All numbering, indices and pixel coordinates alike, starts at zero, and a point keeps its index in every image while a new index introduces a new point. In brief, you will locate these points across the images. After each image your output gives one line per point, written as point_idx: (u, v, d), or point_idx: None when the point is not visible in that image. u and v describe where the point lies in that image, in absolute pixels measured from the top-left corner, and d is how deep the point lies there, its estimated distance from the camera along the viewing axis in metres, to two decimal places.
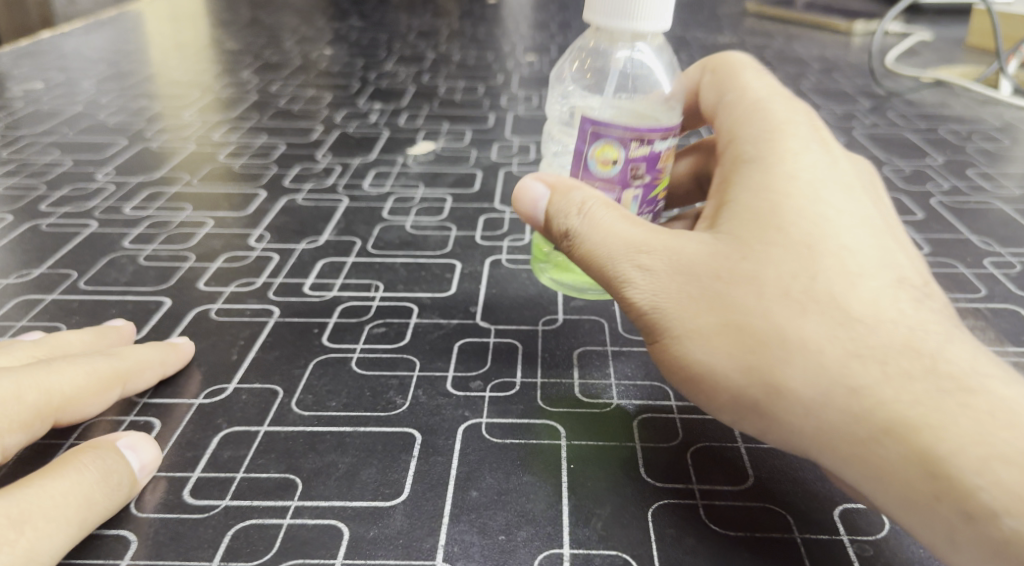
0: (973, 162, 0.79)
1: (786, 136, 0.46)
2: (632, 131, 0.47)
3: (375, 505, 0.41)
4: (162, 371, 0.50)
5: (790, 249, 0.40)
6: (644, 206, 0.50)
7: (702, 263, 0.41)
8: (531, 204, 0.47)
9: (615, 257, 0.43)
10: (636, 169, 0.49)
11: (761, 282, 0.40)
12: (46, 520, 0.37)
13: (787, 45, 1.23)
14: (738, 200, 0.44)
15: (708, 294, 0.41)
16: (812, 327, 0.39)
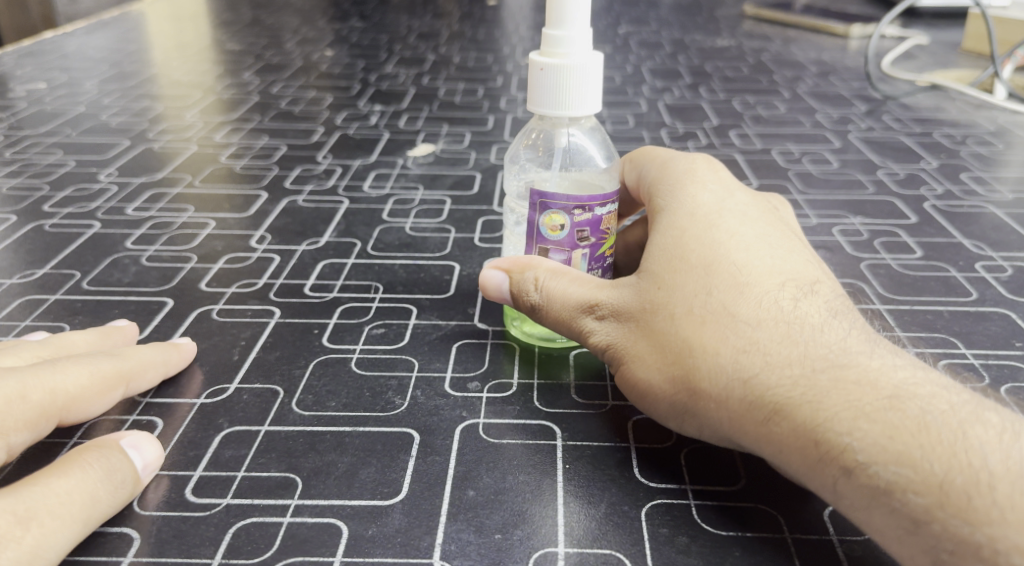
0: (968, 166, 0.80)
1: (692, 188, 0.52)
2: (577, 199, 0.49)
3: (374, 504, 0.42)
4: (164, 371, 0.50)
5: (692, 270, 0.45)
6: (596, 260, 0.51)
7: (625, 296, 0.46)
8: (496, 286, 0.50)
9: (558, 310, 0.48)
10: (583, 232, 0.50)
11: (666, 299, 0.44)
12: (51, 517, 0.38)
13: (785, 48, 1.24)
14: (653, 238, 0.48)
15: (635, 325, 0.45)
16: (718, 334, 0.42)
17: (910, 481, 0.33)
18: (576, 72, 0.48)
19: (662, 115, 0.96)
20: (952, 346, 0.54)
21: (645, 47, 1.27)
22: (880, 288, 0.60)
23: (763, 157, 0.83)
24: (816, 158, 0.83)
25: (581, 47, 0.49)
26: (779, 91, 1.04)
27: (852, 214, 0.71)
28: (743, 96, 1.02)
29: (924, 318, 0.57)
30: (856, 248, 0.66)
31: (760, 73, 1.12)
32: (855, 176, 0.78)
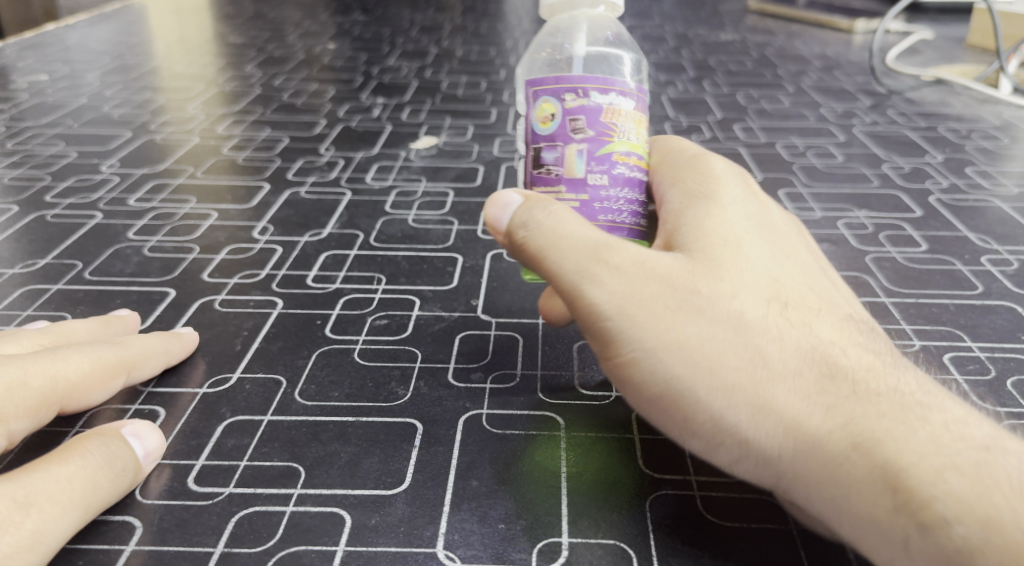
0: (973, 161, 0.79)
1: (732, 183, 0.46)
2: (570, 79, 0.45)
3: (377, 493, 0.42)
4: (166, 360, 0.50)
5: (755, 277, 0.41)
6: (595, 160, 0.45)
7: (677, 274, 0.40)
8: (501, 203, 0.43)
9: (580, 256, 0.40)
10: (578, 120, 0.45)
11: (727, 297, 0.40)
12: (52, 503, 0.38)
13: (789, 42, 1.23)
14: (706, 226, 0.43)
15: (682, 307, 0.39)
16: (775, 350, 0.38)
17: (998, 546, 0.31)
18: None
19: (666, 109, 0.96)
20: (957, 338, 0.53)
21: (649, 41, 1.27)
22: (885, 281, 0.60)
23: (768, 151, 0.83)
24: (821, 152, 0.82)
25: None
26: (783, 85, 1.03)
27: (857, 208, 0.71)
28: (747, 90, 1.02)
29: (929, 311, 0.56)
30: (861, 241, 0.65)
31: (764, 67, 1.11)
32: (860, 170, 0.78)
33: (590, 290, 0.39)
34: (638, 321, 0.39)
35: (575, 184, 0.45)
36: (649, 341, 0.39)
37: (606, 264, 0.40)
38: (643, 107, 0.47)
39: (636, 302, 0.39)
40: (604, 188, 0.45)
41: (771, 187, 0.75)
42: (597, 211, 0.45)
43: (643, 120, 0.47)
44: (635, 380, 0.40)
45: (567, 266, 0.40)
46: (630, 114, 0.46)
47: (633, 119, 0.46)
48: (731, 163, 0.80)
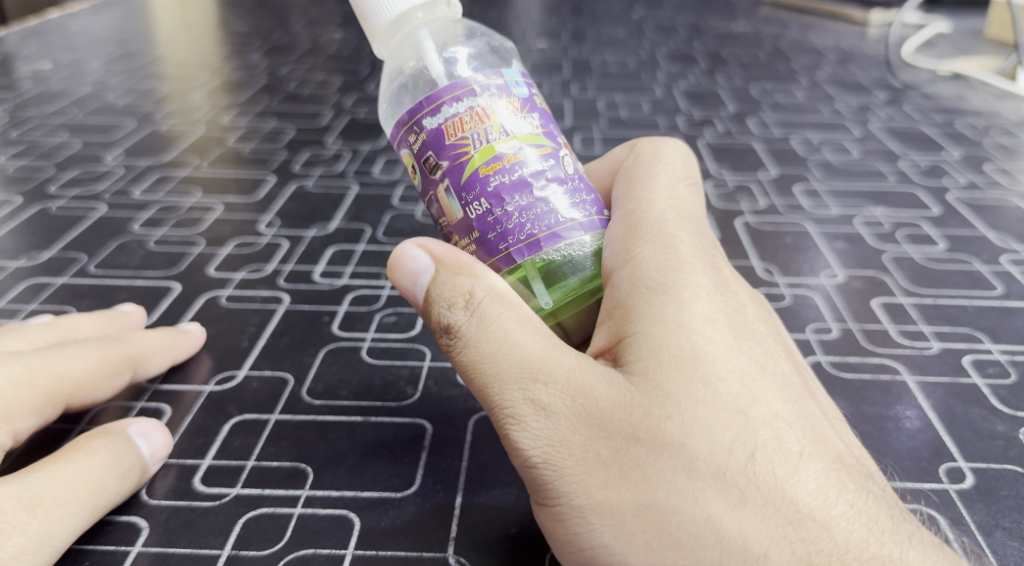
0: (991, 157, 0.78)
1: (703, 272, 0.38)
2: (408, 114, 0.38)
3: (386, 495, 0.41)
4: (173, 358, 0.49)
5: (717, 410, 0.33)
6: (464, 191, 0.38)
7: (612, 413, 0.33)
8: (406, 280, 0.39)
9: (505, 381, 0.35)
10: (428, 160, 0.38)
11: (677, 447, 0.33)
12: (58, 504, 0.37)
13: (802, 35, 1.21)
14: (661, 341, 0.35)
15: (626, 464, 0.33)
16: (733, 512, 0.32)
17: None
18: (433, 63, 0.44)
19: (677, 101, 0.94)
20: (977, 340, 0.52)
21: (660, 32, 1.25)
22: (903, 281, 0.59)
23: (782, 146, 0.82)
24: (836, 147, 0.81)
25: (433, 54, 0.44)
26: (797, 78, 1.01)
27: (874, 205, 0.70)
28: (761, 83, 1.00)
29: (948, 312, 0.55)
30: (878, 240, 0.64)
31: (777, 60, 1.09)
32: (877, 166, 0.77)
33: (513, 433, 0.35)
34: (566, 469, 0.34)
35: (461, 229, 0.39)
36: (576, 495, 0.34)
37: (529, 399, 0.34)
38: (503, 92, 0.38)
39: (563, 448, 0.34)
40: (490, 213, 0.38)
41: (786, 183, 0.74)
42: (495, 243, 0.38)
43: (507, 103, 0.38)
44: (563, 533, 0.35)
45: (490, 390, 0.35)
46: (487, 115, 0.38)
47: (484, 116, 0.38)
48: (745, 158, 0.79)
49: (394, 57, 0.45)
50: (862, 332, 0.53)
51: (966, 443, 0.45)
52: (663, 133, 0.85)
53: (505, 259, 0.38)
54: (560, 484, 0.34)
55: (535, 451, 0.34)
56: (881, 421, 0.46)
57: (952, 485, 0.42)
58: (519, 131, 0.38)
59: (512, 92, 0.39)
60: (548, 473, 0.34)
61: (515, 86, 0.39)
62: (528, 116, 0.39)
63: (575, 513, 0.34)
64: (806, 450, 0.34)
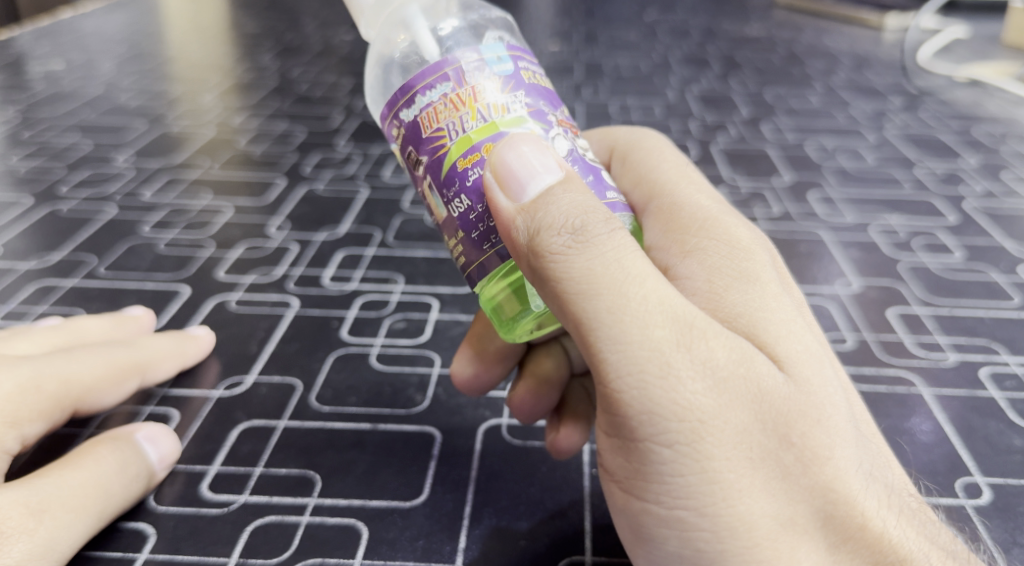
0: (1009, 165, 0.77)
1: (784, 279, 0.39)
2: (388, 106, 0.38)
3: (394, 505, 0.41)
4: (181, 362, 0.49)
5: (853, 431, 0.34)
6: (444, 188, 0.37)
7: (767, 404, 0.33)
8: (510, 173, 0.34)
9: (659, 336, 0.32)
10: (411, 155, 0.38)
11: (821, 453, 0.33)
12: (65, 510, 0.37)
13: (817, 39, 1.20)
14: (794, 344, 0.35)
15: (768, 468, 0.32)
16: (853, 540, 0.33)
17: None
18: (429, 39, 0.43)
19: (690, 106, 0.93)
20: (994, 352, 0.52)
21: (673, 35, 1.24)
22: (920, 290, 0.58)
23: (797, 152, 0.81)
24: (851, 154, 0.80)
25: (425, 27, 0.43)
26: (811, 84, 1.00)
27: (890, 213, 0.69)
28: (776, 88, 0.99)
29: (965, 322, 0.54)
30: (894, 249, 0.63)
31: (792, 65, 1.08)
32: (893, 174, 0.76)
33: (658, 395, 0.32)
34: (706, 452, 0.32)
35: (447, 227, 0.38)
36: (709, 483, 0.32)
37: (687, 361, 0.32)
38: (473, 77, 0.37)
39: (707, 429, 0.32)
40: (471, 211, 0.36)
41: (800, 190, 0.73)
42: (479, 241, 0.37)
43: (473, 90, 0.36)
44: (664, 513, 0.34)
45: (637, 345, 0.32)
46: (455, 107, 0.36)
47: (458, 102, 0.36)
48: (760, 165, 0.78)
49: (381, 39, 0.44)
50: (878, 342, 0.53)
51: (984, 458, 0.44)
52: (677, 139, 0.84)
53: (492, 259, 0.37)
54: (694, 468, 0.32)
55: (681, 424, 0.32)
56: (896, 435, 0.45)
57: (970, 501, 0.41)
58: (499, 115, 0.37)
59: (489, 71, 0.37)
60: (686, 448, 0.32)
61: (495, 64, 0.37)
62: (508, 97, 0.37)
63: (693, 502, 0.33)
64: (900, 485, 0.36)
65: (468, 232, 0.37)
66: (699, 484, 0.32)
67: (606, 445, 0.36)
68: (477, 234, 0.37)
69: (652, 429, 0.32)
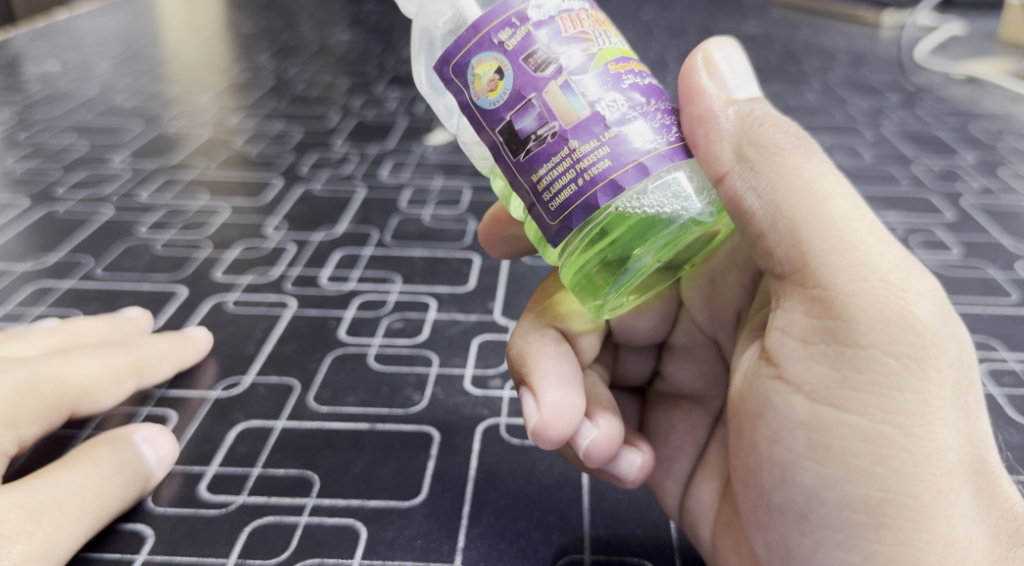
0: (1006, 162, 0.77)
1: None
2: (503, 7, 0.36)
3: (393, 505, 0.41)
4: (179, 363, 0.49)
5: None
6: (587, 87, 0.35)
7: (969, 351, 0.34)
8: (716, 80, 0.39)
9: (891, 257, 0.33)
10: (535, 54, 0.36)
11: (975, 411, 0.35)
12: (63, 511, 0.37)
13: (814, 36, 1.20)
14: None
15: (964, 407, 0.33)
16: (1003, 494, 0.34)
17: None
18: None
19: None
20: (991, 349, 0.52)
21: (670, 33, 1.24)
22: None
23: None
24: (848, 151, 0.80)
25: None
26: (808, 81, 1.00)
27: (887, 210, 0.69)
28: (772, 86, 0.99)
29: (963, 319, 0.54)
30: None
31: (788, 62, 1.08)
32: (890, 171, 0.76)
33: (898, 305, 0.32)
34: (929, 373, 0.32)
35: (581, 131, 0.35)
36: (919, 405, 0.32)
37: (918, 290, 0.33)
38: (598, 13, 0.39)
39: (937, 349, 0.32)
40: (624, 111, 0.36)
41: None
42: (638, 140, 0.36)
43: (604, 21, 0.38)
44: (858, 427, 0.33)
45: (876, 259, 0.33)
46: (594, 22, 0.37)
47: (598, 21, 0.38)
48: None
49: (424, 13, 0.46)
50: None
51: None
52: None
53: (653, 159, 0.36)
54: (915, 386, 0.32)
55: (916, 338, 0.32)
56: None
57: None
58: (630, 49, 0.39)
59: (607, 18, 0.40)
60: (911, 364, 0.32)
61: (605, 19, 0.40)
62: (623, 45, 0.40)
63: (901, 420, 0.32)
64: None
65: (620, 131, 0.35)
66: (916, 401, 0.32)
67: (798, 354, 0.35)
68: (628, 134, 0.35)
69: (884, 337, 0.32)
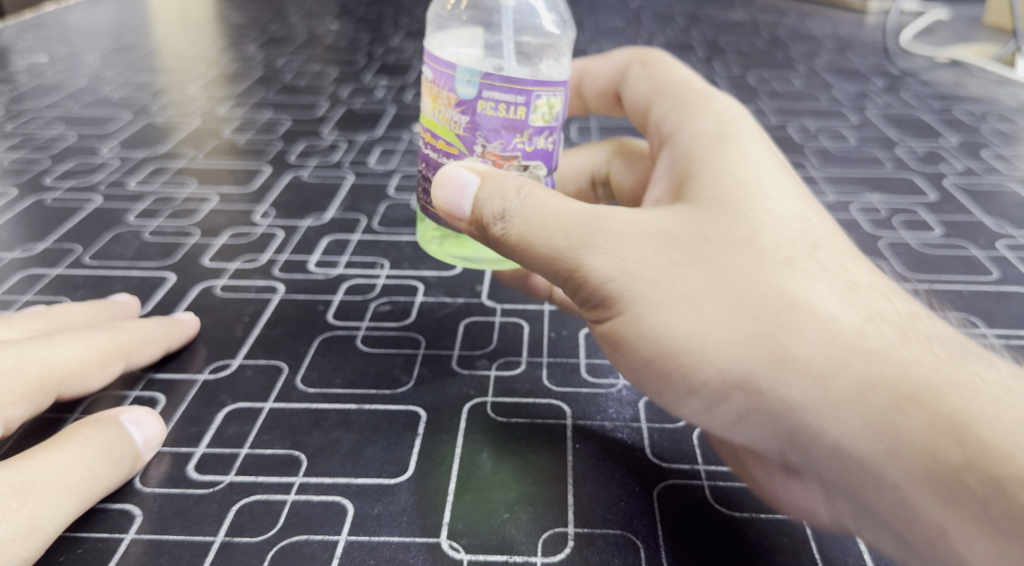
0: (988, 143, 0.78)
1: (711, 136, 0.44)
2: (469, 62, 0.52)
3: (380, 482, 0.41)
4: (166, 346, 0.49)
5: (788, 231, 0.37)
6: None
7: (684, 227, 0.37)
8: (451, 201, 0.41)
9: (570, 217, 0.38)
10: None
11: (840, 289, 0.35)
12: (49, 490, 0.37)
13: (800, 23, 1.21)
14: (713, 178, 0.40)
15: (702, 260, 0.35)
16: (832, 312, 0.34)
17: None
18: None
19: None
20: (972, 325, 0.52)
21: (658, 21, 1.24)
22: (900, 266, 0.59)
23: (779, 133, 0.81)
24: (833, 134, 0.81)
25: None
26: (794, 66, 1.01)
27: (870, 191, 0.69)
28: (759, 71, 1.00)
29: (944, 297, 0.55)
30: (875, 226, 0.64)
31: (775, 48, 1.09)
32: (873, 153, 0.76)
33: (595, 249, 0.36)
34: (651, 283, 0.35)
35: None
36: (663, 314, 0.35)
37: (601, 224, 0.37)
38: (445, 83, 0.43)
39: (646, 258, 0.36)
40: None
41: None
42: None
43: (443, 97, 0.44)
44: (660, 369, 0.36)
45: (561, 228, 0.37)
46: (429, 98, 0.45)
47: (432, 95, 0.45)
48: None
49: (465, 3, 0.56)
50: None
51: None
52: None
53: None
54: (649, 305, 0.35)
55: (619, 273, 0.36)
56: None
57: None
58: (445, 124, 0.44)
59: (452, 88, 0.43)
60: (631, 286, 0.36)
61: (462, 84, 0.42)
62: (457, 115, 0.43)
63: (667, 341, 0.35)
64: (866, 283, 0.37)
65: None
66: (663, 307, 0.35)
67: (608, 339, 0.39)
68: None
69: (609, 282, 0.36)
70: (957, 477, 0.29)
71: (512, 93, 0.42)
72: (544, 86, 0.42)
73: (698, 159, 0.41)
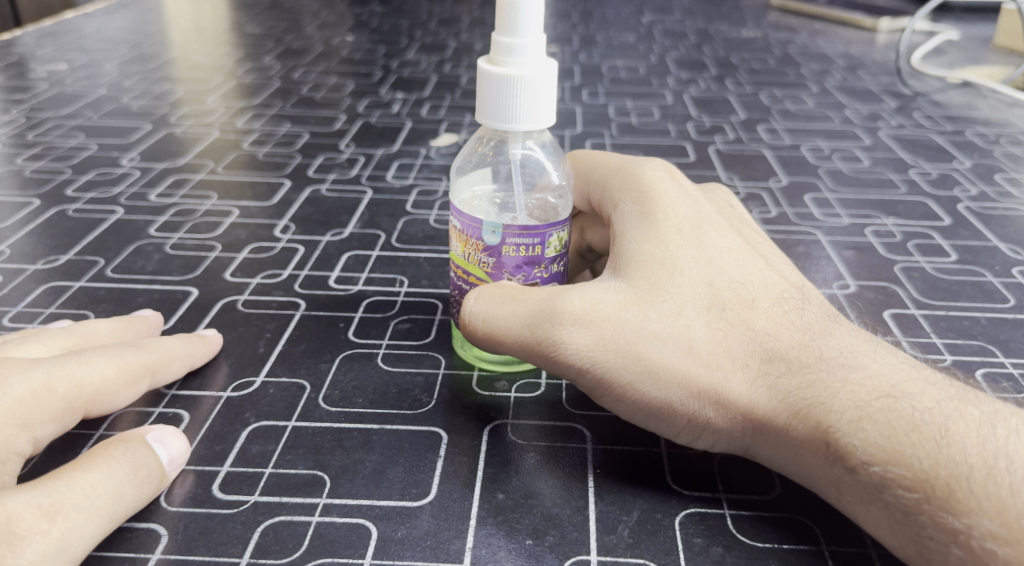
0: (1002, 167, 0.78)
1: (667, 210, 0.49)
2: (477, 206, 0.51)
3: (403, 505, 0.41)
4: (190, 363, 0.50)
5: (730, 325, 0.43)
6: None
7: (653, 343, 0.43)
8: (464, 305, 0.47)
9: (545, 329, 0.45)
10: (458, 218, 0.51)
11: (772, 363, 0.42)
12: (78, 511, 0.37)
13: (812, 40, 1.22)
14: (661, 269, 0.45)
15: (674, 375, 0.42)
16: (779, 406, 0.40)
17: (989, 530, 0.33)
18: (527, 83, 0.44)
19: (687, 107, 0.94)
20: (990, 354, 0.52)
21: (670, 37, 1.25)
22: (916, 292, 0.59)
23: (792, 153, 0.82)
24: (847, 155, 0.81)
25: (535, 55, 0.44)
26: (807, 85, 1.02)
27: (885, 215, 0.70)
28: (771, 90, 1.00)
29: (960, 324, 0.55)
30: (889, 250, 0.64)
31: (787, 66, 1.10)
32: (887, 174, 0.77)
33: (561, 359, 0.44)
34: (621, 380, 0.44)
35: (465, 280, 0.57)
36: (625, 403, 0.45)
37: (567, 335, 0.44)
38: (472, 233, 0.47)
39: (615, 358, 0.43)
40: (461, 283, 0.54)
41: (797, 191, 0.74)
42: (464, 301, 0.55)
43: (472, 242, 0.48)
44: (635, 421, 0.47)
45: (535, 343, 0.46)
46: (455, 239, 0.49)
47: (460, 239, 0.49)
48: (756, 167, 0.79)
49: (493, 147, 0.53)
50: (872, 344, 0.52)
51: None
52: (673, 141, 0.84)
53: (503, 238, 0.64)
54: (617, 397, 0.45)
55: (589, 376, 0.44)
56: None
57: (876, 547, 0.39)
58: (468, 252, 0.49)
59: (477, 236, 0.47)
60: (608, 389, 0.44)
61: (487, 234, 0.47)
62: (481, 257, 0.48)
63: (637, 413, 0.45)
64: (798, 345, 0.42)
65: None
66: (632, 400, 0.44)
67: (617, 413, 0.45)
68: None
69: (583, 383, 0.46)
70: (924, 543, 0.35)
71: (532, 236, 0.47)
72: (556, 226, 0.47)
73: (646, 255, 0.46)
